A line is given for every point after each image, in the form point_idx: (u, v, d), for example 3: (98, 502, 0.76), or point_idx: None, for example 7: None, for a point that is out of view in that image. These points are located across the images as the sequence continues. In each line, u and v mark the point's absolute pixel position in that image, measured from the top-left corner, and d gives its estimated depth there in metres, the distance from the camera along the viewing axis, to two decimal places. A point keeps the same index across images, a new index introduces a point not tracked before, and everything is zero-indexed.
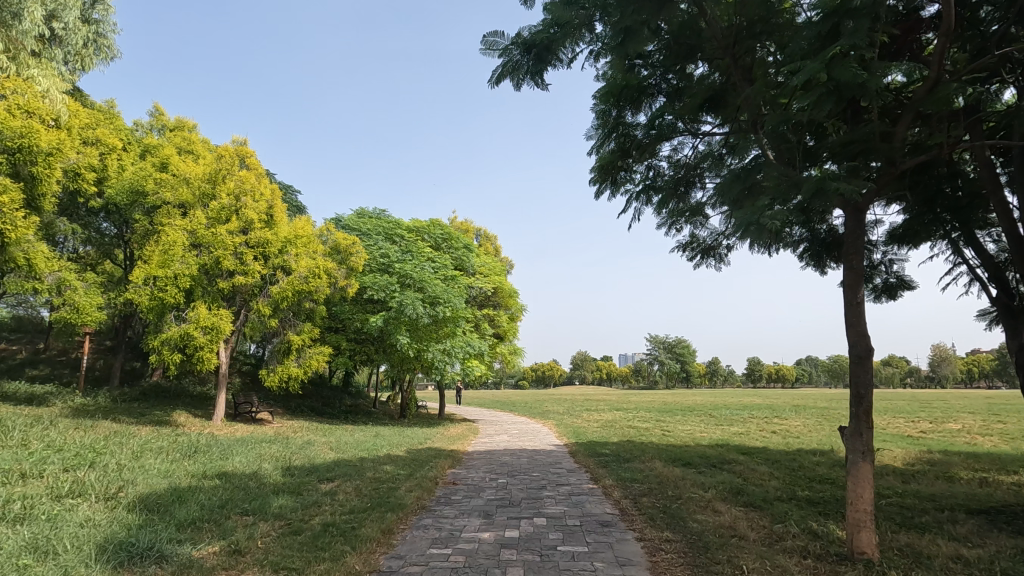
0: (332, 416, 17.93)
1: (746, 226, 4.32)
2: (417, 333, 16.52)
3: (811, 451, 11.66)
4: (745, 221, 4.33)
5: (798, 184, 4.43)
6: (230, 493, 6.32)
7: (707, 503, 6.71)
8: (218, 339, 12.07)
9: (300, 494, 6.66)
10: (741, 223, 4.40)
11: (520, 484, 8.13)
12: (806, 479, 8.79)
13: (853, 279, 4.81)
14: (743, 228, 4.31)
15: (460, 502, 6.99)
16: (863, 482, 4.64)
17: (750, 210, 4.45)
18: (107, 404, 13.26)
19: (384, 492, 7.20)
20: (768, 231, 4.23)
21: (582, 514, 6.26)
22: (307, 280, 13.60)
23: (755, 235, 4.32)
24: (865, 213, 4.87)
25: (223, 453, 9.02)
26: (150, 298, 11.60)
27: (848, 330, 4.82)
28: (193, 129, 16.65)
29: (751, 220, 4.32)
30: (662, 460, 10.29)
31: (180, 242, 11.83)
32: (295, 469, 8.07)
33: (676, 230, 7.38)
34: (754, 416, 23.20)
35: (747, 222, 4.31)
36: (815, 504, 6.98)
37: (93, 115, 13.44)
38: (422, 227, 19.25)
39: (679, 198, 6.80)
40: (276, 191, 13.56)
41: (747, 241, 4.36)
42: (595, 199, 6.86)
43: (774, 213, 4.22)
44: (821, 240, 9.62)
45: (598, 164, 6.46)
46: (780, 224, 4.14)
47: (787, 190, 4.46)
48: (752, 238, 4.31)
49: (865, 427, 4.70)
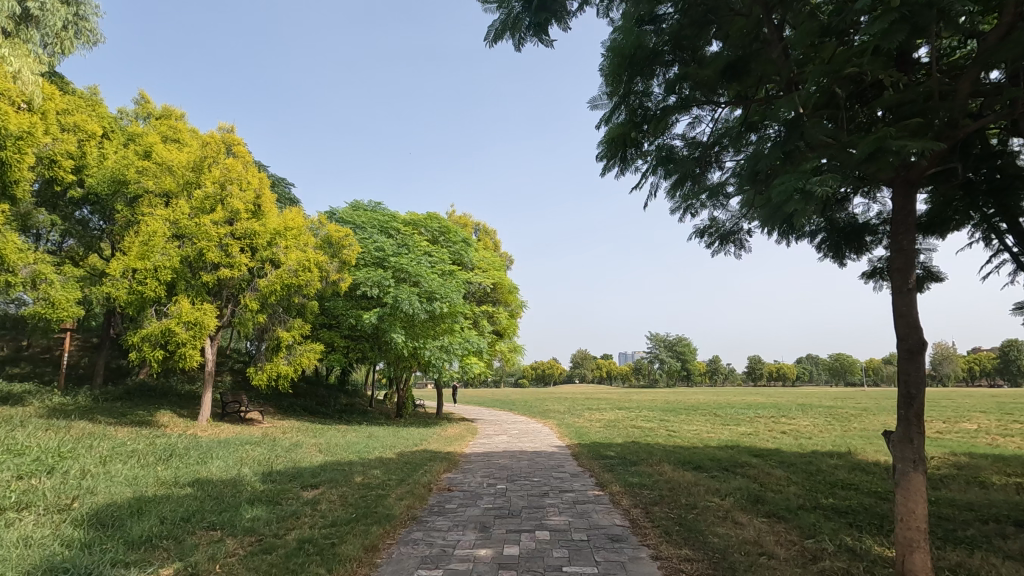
0: (325, 415, 17.35)
1: (789, 194, 3.63)
2: (413, 330, 15.92)
3: (827, 453, 11.08)
4: (789, 188, 3.63)
5: (847, 146, 3.77)
6: (199, 504, 5.70)
7: (726, 514, 6.09)
8: (201, 336, 11.46)
9: (278, 504, 6.05)
10: (783, 190, 3.70)
11: (521, 491, 7.51)
12: (827, 484, 8.19)
13: (903, 263, 4.19)
14: (784, 196, 3.63)
15: (455, 511, 6.37)
16: (915, 495, 4.07)
17: (792, 175, 3.76)
18: (88, 404, 12.66)
19: (372, 501, 6.57)
20: (816, 199, 3.54)
21: (589, 526, 5.66)
22: (297, 274, 13.01)
23: (798, 205, 3.62)
24: (917, 187, 4.24)
25: (201, 456, 8.41)
26: (129, 292, 10.99)
27: (897, 321, 4.20)
28: (180, 117, 16.01)
29: (795, 186, 3.62)
30: (671, 463, 9.69)
31: (161, 233, 11.18)
32: (276, 475, 7.45)
33: (690, 214, 6.77)
34: (760, 415, 22.60)
35: (790, 190, 3.62)
36: (843, 514, 6.38)
37: (73, 101, 12.84)
38: (419, 220, 18.62)
39: (694, 179, 6.15)
40: (264, 179, 12.93)
41: (789, 211, 3.65)
42: (603, 177, 6.24)
43: (823, 179, 3.53)
44: (840, 229, 9.03)
45: (606, 137, 5.79)
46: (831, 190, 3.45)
47: (835, 153, 3.78)
48: (795, 208, 3.61)
49: (916, 432, 4.11)
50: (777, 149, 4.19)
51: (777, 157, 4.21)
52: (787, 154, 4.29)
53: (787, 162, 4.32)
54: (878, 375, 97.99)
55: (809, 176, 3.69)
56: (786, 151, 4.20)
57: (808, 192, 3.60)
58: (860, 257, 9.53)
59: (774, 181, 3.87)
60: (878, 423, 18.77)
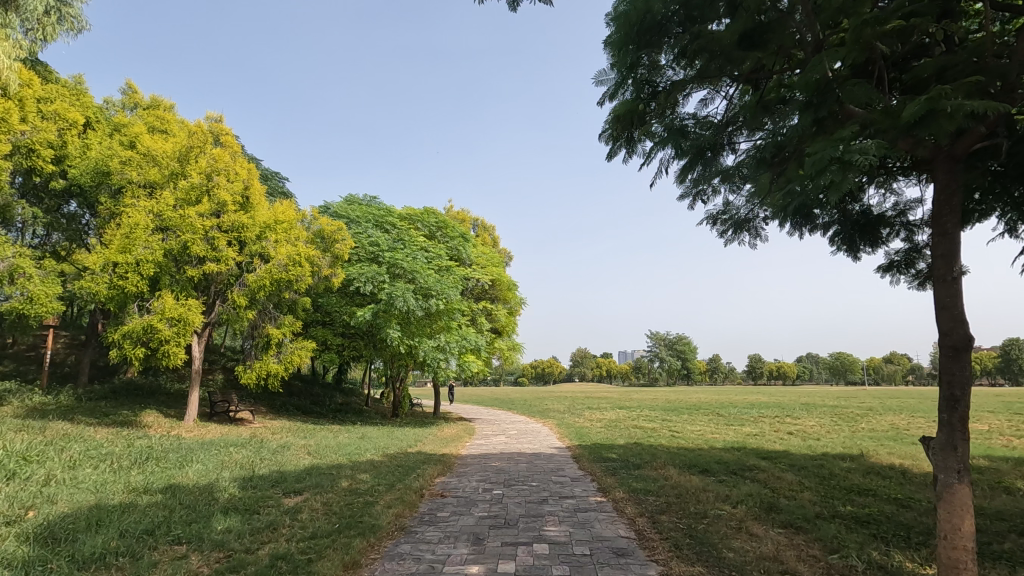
0: (319, 415, 16.92)
1: (824, 165, 3.17)
2: (409, 327, 15.45)
3: (838, 455, 10.63)
4: (823, 158, 3.18)
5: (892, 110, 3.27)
6: (167, 513, 5.24)
7: (740, 524, 5.63)
8: (186, 333, 11.02)
9: (255, 513, 5.59)
10: (815, 161, 3.24)
11: (519, 497, 7.05)
12: (842, 490, 7.74)
13: (947, 249, 3.71)
14: (817, 167, 3.17)
15: (447, 521, 5.91)
16: (961, 510, 3.62)
17: (827, 143, 3.29)
18: (70, 403, 12.21)
19: (358, 509, 6.10)
20: (855, 170, 3.08)
21: (591, 538, 5.21)
22: (287, 269, 12.53)
23: (835, 176, 3.16)
24: (962, 163, 3.74)
25: (180, 459, 7.95)
26: (110, 287, 10.51)
27: (940, 314, 3.74)
28: (168, 107, 15.51)
29: (830, 155, 3.16)
30: (676, 467, 9.25)
31: (143, 225, 10.68)
32: (257, 480, 6.98)
33: (702, 200, 6.34)
34: (764, 414, 22.19)
35: (825, 159, 3.16)
36: (865, 524, 5.93)
37: (55, 89, 12.39)
38: (415, 215, 18.14)
39: (705, 163, 5.71)
40: (253, 170, 12.45)
41: (823, 183, 3.20)
42: (607, 161, 5.81)
43: (864, 146, 3.06)
44: (854, 221, 8.55)
45: (611, 114, 5.33)
46: (873, 159, 2.99)
47: (877, 116, 3.29)
48: (831, 181, 3.14)
49: (961, 439, 3.67)
50: (808, 115, 3.72)
51: (809, 124, 3.73)
52: (820, 122, 3.83)
53: (818, 132, 3.85)
54: (879, 374, 97.71)
55: (846, 144, 3.22)
56: (818, 118, 3.73)
57: (846, 162, 3.13)
58: (875, 250, 9.09)
59: (805, 151, 3.41)
60: (886, 423, 18.34)
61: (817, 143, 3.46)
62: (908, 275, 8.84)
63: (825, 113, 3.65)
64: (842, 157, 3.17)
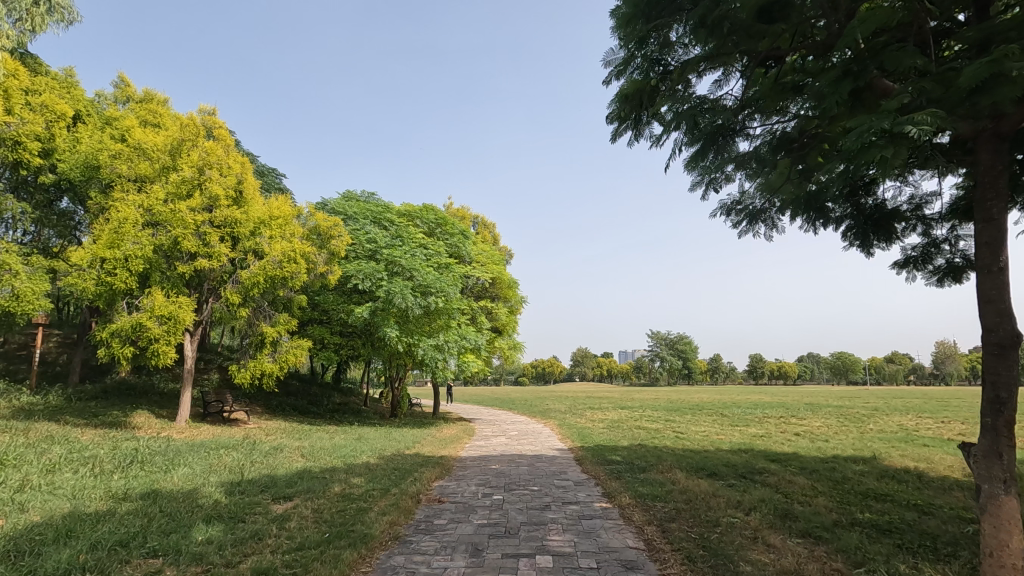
0: (315, 415, 16.61)
1: (870, 136, 2.79)
2: (407, 326, 15.11)
3: (849, 457, 10.32)
4: (869, 129, 2.80)
5: (943, 78, 2.92)
6: (144, 523, 4.92)
7: (755, 534, 5.29)
8: (177, 331, 10.72)
9: (240, 522, 5.26)
10: (859, 134, 2.88)
11: (520, 503, 6.71)
12: (858, 495, 7.41)
13: (993, 235, 3.40)
14: (862, 140, 2.80)
15: (444, 530, 5.57)
16: (1010, 525, 3.30)
17: (871, 115, 2.93)
18: (59, 404, 11.89)
19: (350, 517, 5.77)
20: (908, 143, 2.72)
21: (598, 549, 4.88)
22: (281, 266, 12.19)
23: (883, 149, 2.79)
24: (1009, 141, 3.42)
25: (167, 462, 7.63)
26: (97, 284, 10.15)
27: (986, 308, 3.42)
28: (162, 101, 15.18)
29: (877, 126, 2.79)
30: (683, 470, 8.92)
31: (133, 219, 10.30)
32: (245, 485, 6.66)
33: (712, 188, 6.12)
34: (768, 414, 21.90)
35: (872, 130, 2.78)
36: (887, 532, 5.61)
37: (44, 81, 12.05)
38: (415, 212, 17.76)
39: (717, 148, 5.54)
40: (246, 164, 12.12)
41: (869, 159, 2.82)
42: (612, 143, 5.50)
43: (917, 115, 2.71)
44: (868, 216, 8.16)
45: (619, 94, 5.02)
46: (930, 129, 2.62)
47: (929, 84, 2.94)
48: (879, 155, 2.77)
49: (1008, 447, 3.35)
50: (847, 86, 3.31)
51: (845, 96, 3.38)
52: (855, 94, 3.47)
53: (853, 105, 3.50)
54: (880, 374, 97.45)
55: (894, 114, 2.85)
56: (857, 88, 3.36)
57: (896, 133, 2.77)
58: (890, 245, 8.73)
59: (844, 124, 3.05)
60: (893, 423, 18.03)
61: (857, 116, 3.10)
62: (924, 271, 8.52)
63: (864, 83, 3.29)
64: (890, 128, 2.80)
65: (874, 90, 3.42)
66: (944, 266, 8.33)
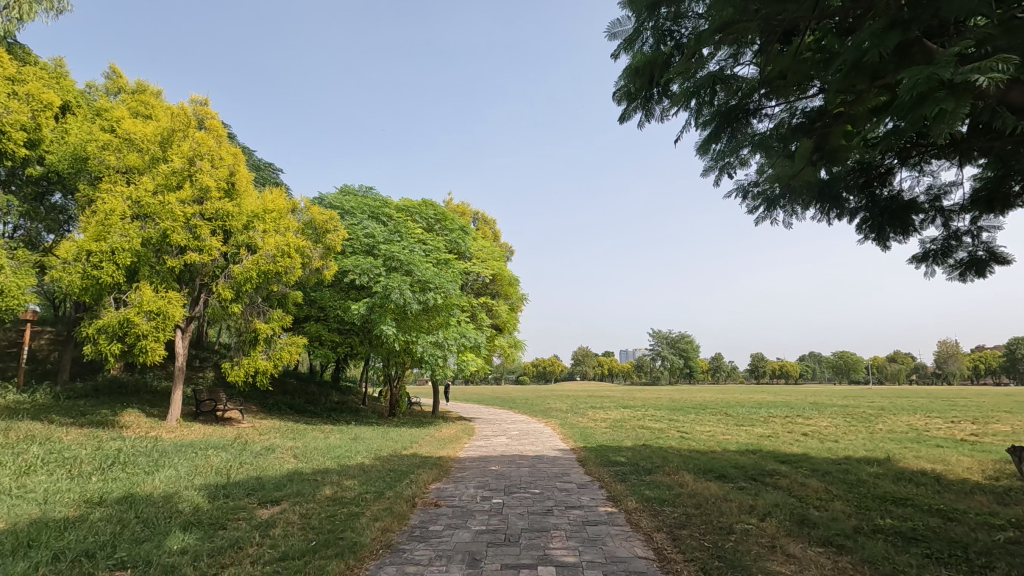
0: (312, 414, 16.27)
1: (928, 88, 2.46)
2: (406, 323, 14.75)
3: (863, 459, 9.94)
4: (927, 80, 2.47)
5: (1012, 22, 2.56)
6: (115, 530, 4.56)
7: (773, 543, 4.92)
8: (166, 327, 10.38)
9: (220, 530, 4.90)
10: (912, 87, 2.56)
11: (521, 507, 6.34)
12: (876, 499, 7.04)
13: None
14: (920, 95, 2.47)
15: (440, 537, 5.20)
16: None
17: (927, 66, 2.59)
18: (46, 402, 11.55)
19: (339, 523, 5.41)
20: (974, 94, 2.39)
21: (605, 560, 4.52)
22: (275, 260, 11.85)
23: (943, 103, 2.47)
24: None
25: (152, 463, 7.27)
26: (83, 277, 9.73)
27: None
28: (155, 92, 14.83)
29: (936, 77, 2.46)
30: (690, 472, 8.55)
31: (120, 211, 9.93)
32: (229, 489, 6.32)
33: (726, 174, 5.85)
34: (774, 414, 21.52)
35: (930, 81, 2.46)
36: (914, 541, 5.24)
37: (32, 70, 11.68)
38: (413, 207, 17.42)
39: (733, 130, 5.22)
40: (239, 155, 11.78)
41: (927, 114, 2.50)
42: (621, 122, 5.21)
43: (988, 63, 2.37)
44: (883, 206, 7.60)
45: (628, 69, 4.72)
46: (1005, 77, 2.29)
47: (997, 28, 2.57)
48: (940, 111, 2.46)
49: None
50: (895, 39, 2.93)
51: (893, 50, 2.99)
52: (903, 48, 3.10)
53: (900, 63, 3.13)
54: (883, 373, 97.02)
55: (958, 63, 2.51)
56: (906, 40, 2.98)
57: (958, 84, 2.44)
58: (907, 238, 8.20)
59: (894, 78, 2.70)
60: (903, 423, 17.63)
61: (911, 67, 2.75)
62: (944, 265, 8.26)
63: (917, 33, 2.89)
64: (953, 79, 2.47)
65: (923, 45, 3.05)
66: (966, 260, 8.04)
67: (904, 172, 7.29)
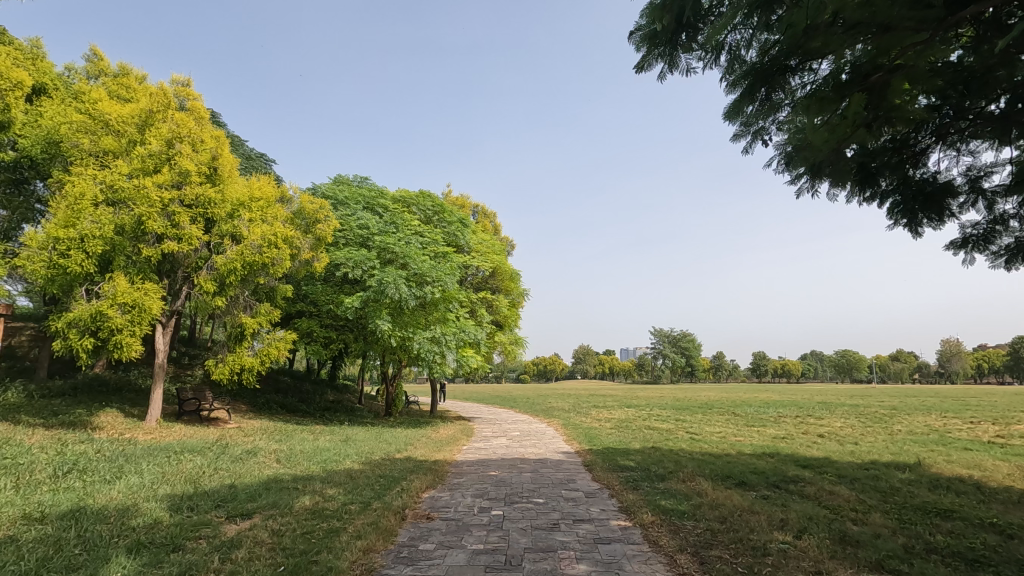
0: (304, 414, 15.58)
1: None
2: (402, 318, 14.05)
3: (891, 463, 9.24)
4: None
5: None
6: (46, 557, 3.86)
7: (818, 569, 4.21)
8: (143, 321, 9.69)
9: (173, 553, 4.20)
10: None
11: (523, 521, 5.64)
12: (917, 511, 6.34)
13: None
14: None
15: (431, 559, 4.51)
16: None
17: None
18: (17, 402, 10.85)
19: (315, 542, 4.70)
20: None
21: None
22: (261, 251, 11.16)
23: None
24: None
25: (115, 470, 6.57)
26: (49, 267, 9.00)
27: None
28: (137, 76, 14.13)
29: None
30: (708, 479, 7.84)
31: (91, 195, 9.25)
32: (196, 500, 5.62)
33: (760, 141, 5.39)
34: (785, 414, 20.71)
35: None
36: (979, 567, 4.51)
37: (3, 48, 10.95)
38: (411, 198, 16.72)
39: (771, 84, 4.61)
40: (221, 137, 11.15)
41: None
42: (639, 70, 4.65)
43: None
44: (916, 187, 6.52)
45: (653, 6, 4.07)
46: None
47: None
48: None
49: None
50: None
51: None
52: None
53: None
54: (886, 372, 96.24)
55: None
56: None
57: None
58: (943, 225, 7.10)
59: None
60: (922, 423, 16.90)
61: None
62: (986, 253, 7.59)
63: None
64: None
65: None
66: (1012, 246, 7.36)
67: (937, 153, 6.30)
